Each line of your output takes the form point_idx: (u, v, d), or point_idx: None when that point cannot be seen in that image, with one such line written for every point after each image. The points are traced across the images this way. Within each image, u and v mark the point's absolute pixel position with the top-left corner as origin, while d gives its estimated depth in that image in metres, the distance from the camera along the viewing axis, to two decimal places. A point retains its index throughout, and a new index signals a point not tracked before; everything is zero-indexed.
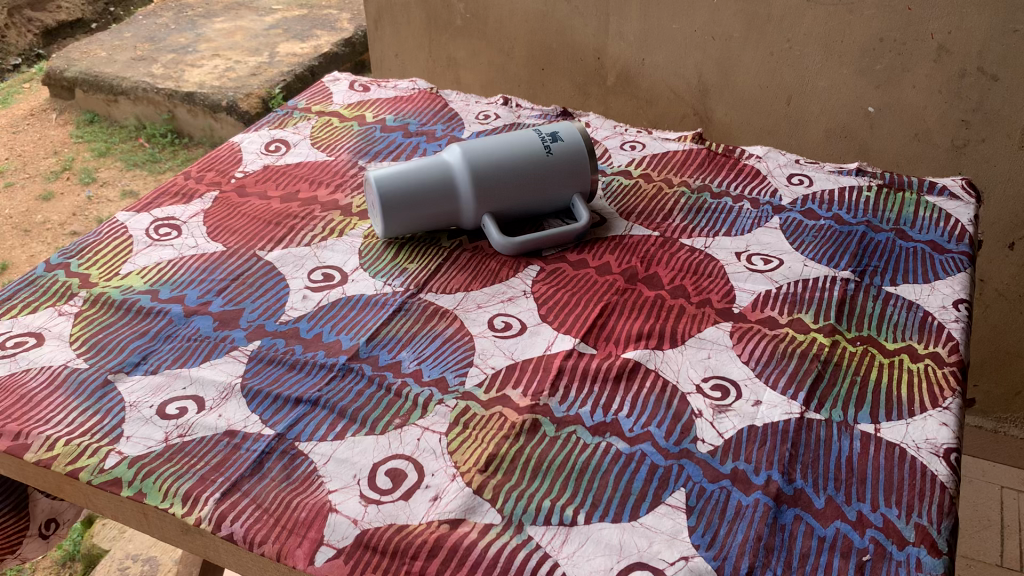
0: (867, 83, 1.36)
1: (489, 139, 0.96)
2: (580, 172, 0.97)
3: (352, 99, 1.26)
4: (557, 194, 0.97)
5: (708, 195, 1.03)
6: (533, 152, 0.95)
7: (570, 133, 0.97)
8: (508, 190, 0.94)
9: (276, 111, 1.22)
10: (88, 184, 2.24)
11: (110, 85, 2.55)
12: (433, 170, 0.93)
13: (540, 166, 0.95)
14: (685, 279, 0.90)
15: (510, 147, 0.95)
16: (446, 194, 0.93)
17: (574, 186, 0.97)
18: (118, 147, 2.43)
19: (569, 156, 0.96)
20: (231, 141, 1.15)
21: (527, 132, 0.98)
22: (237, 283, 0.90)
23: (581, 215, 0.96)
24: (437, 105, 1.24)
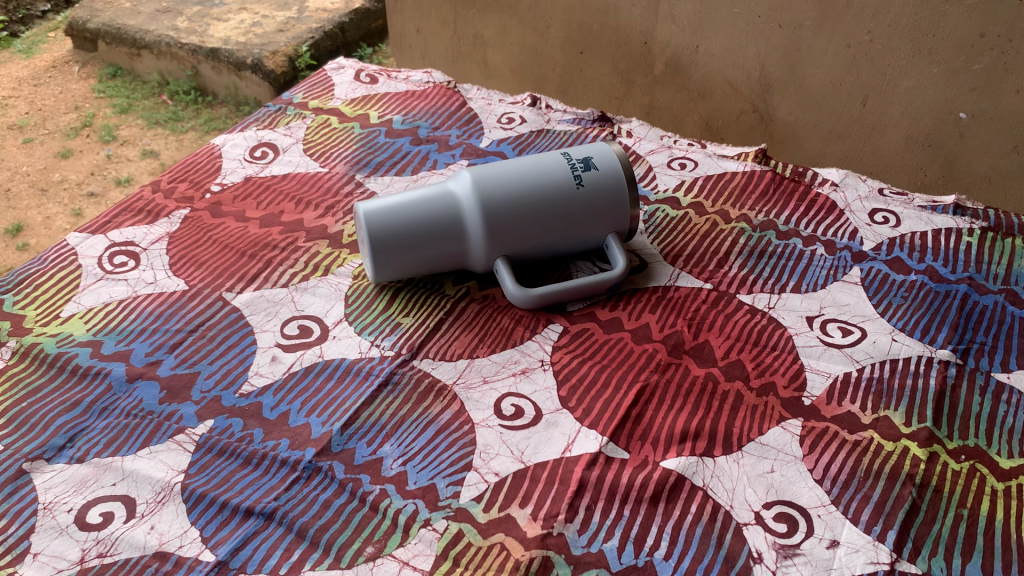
0: (960, 85, 1.15)
1: (508, 166, 0.79)
2: (618, 207, 0.79)
3: (355, 93, 1.09)
4: (588, 234, 0.80)
5: (773, 235, 0.85)
6: (559, 183, 0.78)
7: (607, 160, 0.79)
8: (527, 230, 0.77)
9: (268, 105, 1.06)
10: (109, 142, 1.79)
11: (131, 38, 2.01)
12: (435, 204, 0.77)
13: (567, 201, 0.77)
14: (743, 353, 0.72)
15: (530, 176, 0.78)
16: (451, 233, 0.77)
17: (610, 223, 0.80)
18: (139, 104, 1.93)
19: (604, 189, 0.78)
20: (211, 144, 0.99)
21: (554, 156, 0.80)
22: (194, 337, 0.75)
23: (617, 261, 0.79)
24: (454, 102, 1.06)
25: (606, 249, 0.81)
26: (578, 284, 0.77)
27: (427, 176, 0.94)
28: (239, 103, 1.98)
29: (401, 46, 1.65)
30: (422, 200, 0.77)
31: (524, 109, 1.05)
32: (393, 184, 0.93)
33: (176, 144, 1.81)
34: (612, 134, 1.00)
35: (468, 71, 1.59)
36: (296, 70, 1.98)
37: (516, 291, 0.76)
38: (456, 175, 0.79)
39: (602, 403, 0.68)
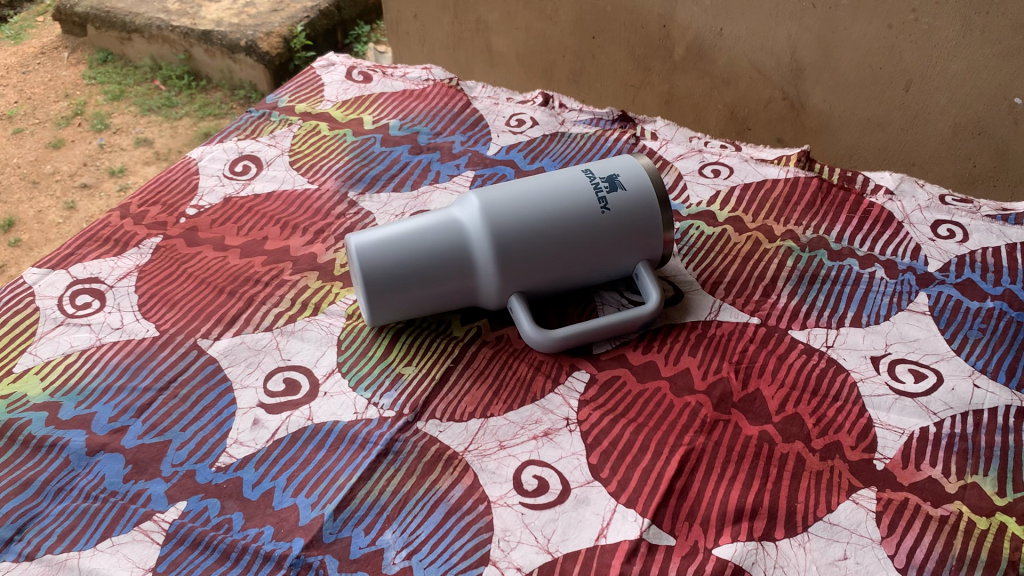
0: (1017, 68, 1.03)
1: (521, 187, 0.68)
2: (649, 232, 0.69)
3: (347, 94, 0.98)
4: (614, 262, 0.69)
5: (824, 255, 0.75)
6: (581, 207, 0.67)
7: (636, 179, 0.68)
8: (546, 263, 0.67)
9: (250, 111, 0.95)
10: (102, 131, 1.65)
11: (121, 22, 1.86)
12: (438, 235, 0.66)
13: (591, 227, 0.67)
14: (801, 406, 0.62)
15: (547, 200, 0.67)
16: (458, 268, 0.67)
17: (640, 250, 0.69)
18: (132, 90, 1.79)
19: (632, 212, 0.68)
20: (186, 158, 0.89)
21: (574, 174, 0.69)
22: (165, 397, 0.65)
23: (650, 295, 0.68)
24: (457, 102, 0.95)
25: (637, 278, 0.70)
26: (606, 324, 0.66)
27: (428, 192, 0.83)
28: (234, 87, 1.85)
29: (399, 32, 1.54)
30: (423, 231, 0.67)
31: (535, 109, 0.94)
32: (391, 202, 0.83)
33: (171, 132, 1.67)
34: (635, 137, 0.89)
35: (471, 58, 1.48)
36: (292, 51, 1.84)
37: (534, 333, 0.66)
38: (462, 198, 0.69)
39: (640, 473, 0.58)
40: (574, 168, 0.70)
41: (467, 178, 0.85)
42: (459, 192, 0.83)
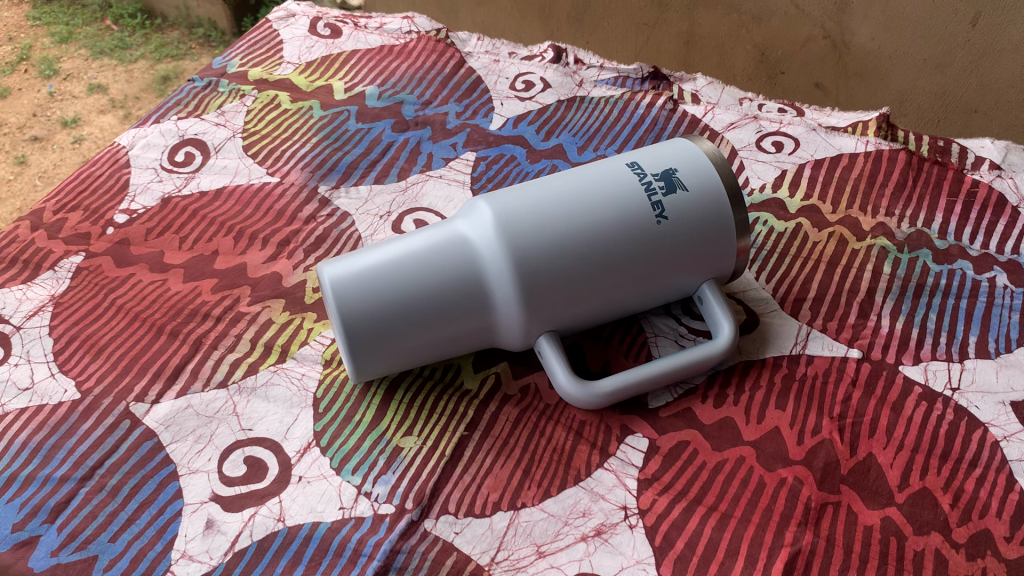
0: None
1: (547, 191, 0.51)
2: (717, 245, 0.52)
3: (312, 54, 0.80)
4: (671, 284, 0.53)
5: (928, 256, 0.59)
6: (629, 218, 0.50)
7: (700, 175, 0.51)
8: (585, 293, 0.50)
9: (193, 80, 0.77)
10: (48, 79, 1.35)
11: None
12: (439, 263, 0.50)
13: (643, 244, 0.50)
14: (929, 479, 0.47)
15: (584, 209, 0.50)
16: (467, 305, 0.50)
17: (704, 266, 0.53)
18: (82, 30, 1.45)
19: (697, 221, 0.51)
20: (114, 146, 0.71)
21: (616, 169, 0.52)
22: (88, 490, 0.49)
23: (720, 327, 0.52)
24: (447, 61, 0.77)
25: (701, 302, 0.54)
26: (665, 372, 0.50)
27: (419, 182, 0.66)
28: (192, 26, 1.51)
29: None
30: (419, 256, 0.50)
31: (546, 66, 0.76)
32: (373, 198, 0.65)
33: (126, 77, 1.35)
34: (672, 101, 0.72)
35: None
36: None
37: (572, 388, 0.50)
38: (470, 206, 0.52)
39: None
40: (615, 160, 0.53)
41: (467, 162, 0.68)
42: (458, 181, 0.66)
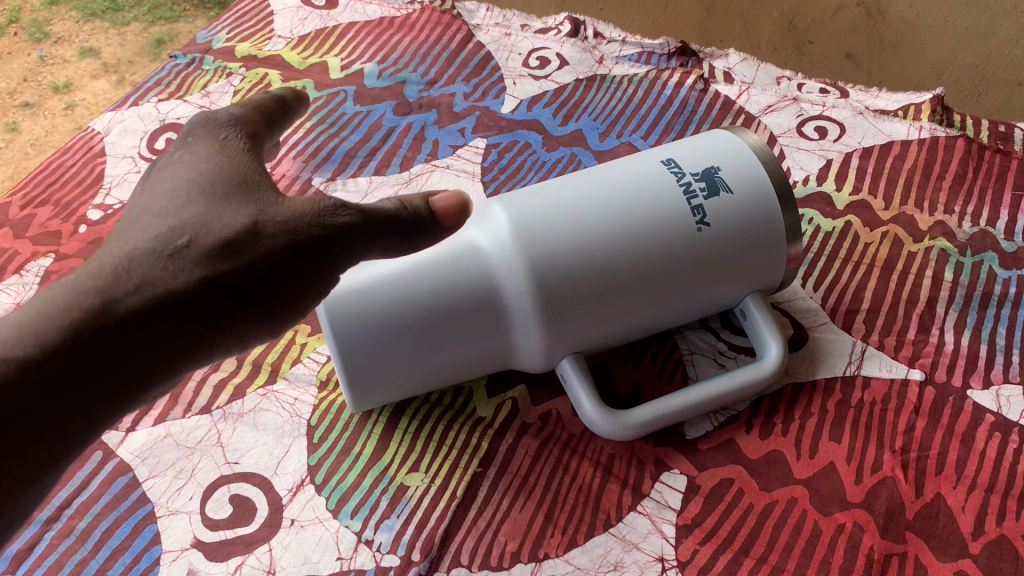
0: None
1: (572, 193, 0.44)
2: (766, 254, 0.45)
3: (304, 28, 0.73)
4: (711, 298, 0.46)
5: (994, 260, 0.53)
6: (665, 226, 0.43)
7: (747, 176, 0.44)
8: (615, 310, 0.44)
9: (175, 56, 0.71)
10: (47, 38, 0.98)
11: None
12: (450, 276, 0.43)
13: (681, 255, 0.43)
14: (1007, 526, 0.41)
15: (615, 216, 0.43)
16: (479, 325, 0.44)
17: (750, 278, 0.46)
18: None
19: (744, 228, 0.44)
20: (88, 133, 0.65)
21: (649, 166, 0.45)
22: (55, 534, 0.44)
23: (768, 350, 0.46)
24: (454, 34, 0.71)
25: (746, 318, 0.48)
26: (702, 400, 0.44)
27: (424, 172, 0.60)
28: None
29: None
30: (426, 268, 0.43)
31: (562, 41, 0.69)
32: (373, 192, 0.59)
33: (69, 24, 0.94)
34: (703, 80, 0.65)
35: None
36: None
37: (598, 417, 0.44)
38: (482, 209, 0.45)
39: None
40: (648, 155, 0.46)
41: (477, 150, 0.61)
42: (467, 171, 0.60)
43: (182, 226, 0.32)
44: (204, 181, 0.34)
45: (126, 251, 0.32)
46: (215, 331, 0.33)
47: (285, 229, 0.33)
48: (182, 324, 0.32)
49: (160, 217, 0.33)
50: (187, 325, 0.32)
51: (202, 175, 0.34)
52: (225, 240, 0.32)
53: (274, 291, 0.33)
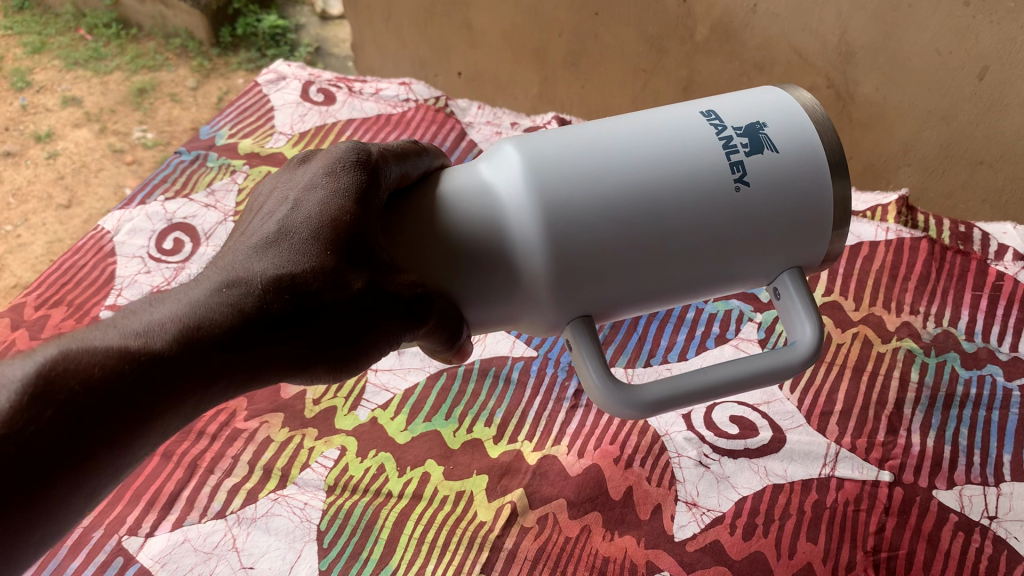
0: None
1: (592, 130, 0.37)
2: (810, 225, 0.38)
3: (304, 124, 0.76)
4: (750, 274, 0.39)
5: (956, 360, 0.57)
6: (699, 173, 0.36)
7: (787, 134, 0.37)
8: (634, 275, 0.36)
9: (180, 153, 0.74)
10: (25, 90, 1.23)
11: None
12: (446, 214, 0.36)
13: (714, 208, 0.36)
14: None
15: (640, 155, 0.36)
16: (485, 282, 0.36)
17: (794, 254, 0.39)
18: (56, 41, 1.32)
19: (791, 190, 0.37)
20: (99, 232, 0.67)
21: (687, 111, 0.38)
22: None
23: (799, 332, 0.40)
24: (447, 132, 0.74)
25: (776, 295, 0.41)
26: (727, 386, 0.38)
27: None
28: (168, 37, 1.42)
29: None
30: (422, 204, 0.37)
31: None
32: None
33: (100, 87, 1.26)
34: None
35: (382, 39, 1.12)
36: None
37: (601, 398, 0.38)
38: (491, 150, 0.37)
39: None
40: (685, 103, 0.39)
41: None
42: None
43: (323, 260, 0.32)
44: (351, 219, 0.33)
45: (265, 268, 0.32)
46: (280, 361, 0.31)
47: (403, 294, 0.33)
48: (295, 344, 0.31)
49: (301, 241, 0.32)
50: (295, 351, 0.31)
51: (347, 209, 0.33)
52: (360, 292, 0.32)
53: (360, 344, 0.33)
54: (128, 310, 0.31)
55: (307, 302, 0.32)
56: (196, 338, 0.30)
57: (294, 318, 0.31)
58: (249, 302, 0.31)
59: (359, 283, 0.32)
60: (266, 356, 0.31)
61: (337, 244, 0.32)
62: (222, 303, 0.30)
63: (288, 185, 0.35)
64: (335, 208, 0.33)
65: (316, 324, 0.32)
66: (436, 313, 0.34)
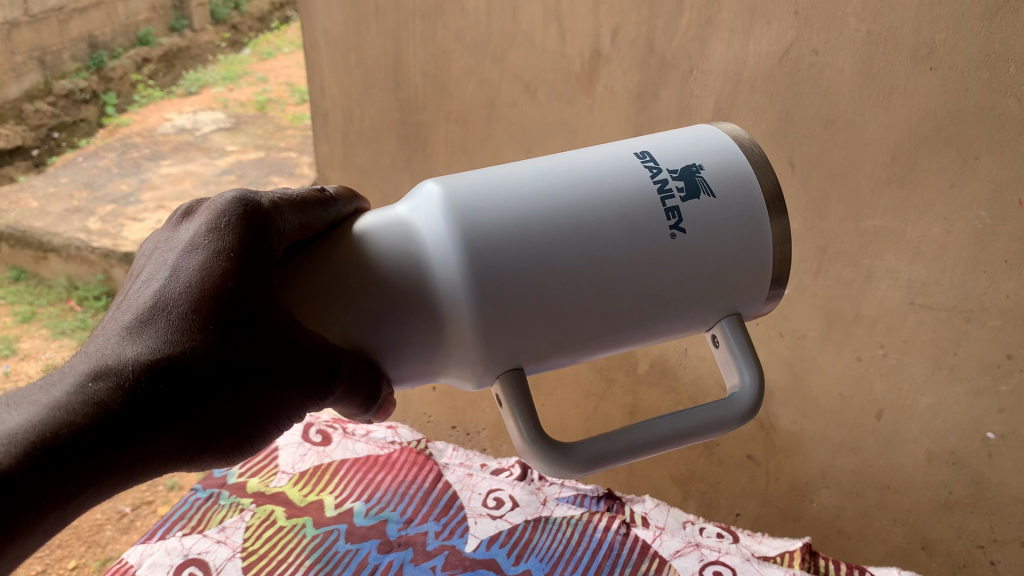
0: (986, 404, 1.04)
1: (518, 179, 0.62)
2: (754, 246, 0.65)
3: (303, 463, 1.07)
4: (702, 309, 0.66)
5: None
6: (624, 211, 0.62)
7: (717, 175, 0.65)
8: (557, 294, 0.61)
9: (197, 490, 1.01)
10: (7, 357, 1.80)
11: (41, 242, 2.31)
12: (396, 260, 0.61)
13: (641, 239, 0.62)
14: None
15: (564, 198, 0.62)
16: (430, 313, 0.61)
17: (744, 296, 0.67)
18: (46, 313, 2.03)
19: (727, 219, 0.64)
20: (126, 563, 0.89)
21: (605, 161, 0.64)
22: None
23: (742, 378, 0.70)
24: (427, 475, 1.05)
25: (718, 343, 0.71)
26: (673, 425, 0.68)
27: None
28: None
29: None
30: (373, 254, 0.61)
31: (512, 483, 1.04)
32: None
33: None
34: (625, 525, 0.95)
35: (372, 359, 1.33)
36: None
37: (549, 438, 0.65)
38: (422, 205, 0.62)
39: None
40: (624, 153, 0.65)
41: None
42: None
43: (197, 331, 0.54)
44: (213, 293, 0.55)
45: (158, 342, 0.53)
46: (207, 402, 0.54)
47: (278, 359, 0.56)
48: (193, 400, 0.54)
49: (182, 314, 0.54)
50: (196, 394, 0.54)
51: (212, 282, 0.55)
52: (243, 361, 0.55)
53: (251, 392, 0.55)
54: (34, 397, 0.53)
55: (189, 364, 0.53)
56: (92, 410, 0.51)
57: (174, 382, 0.53)
58: (128, 377, 0.52)
59: (227, 347, 0.54)
60: (172, 416, 0.53)
61: (198, 317, 0.54)
62: (119, 372, 0.52)
63: (172, 251, 0.57)
64: (193, 288, 0.54)
65: (199, 381, 0.54)
66: (342, 368, 0.58)
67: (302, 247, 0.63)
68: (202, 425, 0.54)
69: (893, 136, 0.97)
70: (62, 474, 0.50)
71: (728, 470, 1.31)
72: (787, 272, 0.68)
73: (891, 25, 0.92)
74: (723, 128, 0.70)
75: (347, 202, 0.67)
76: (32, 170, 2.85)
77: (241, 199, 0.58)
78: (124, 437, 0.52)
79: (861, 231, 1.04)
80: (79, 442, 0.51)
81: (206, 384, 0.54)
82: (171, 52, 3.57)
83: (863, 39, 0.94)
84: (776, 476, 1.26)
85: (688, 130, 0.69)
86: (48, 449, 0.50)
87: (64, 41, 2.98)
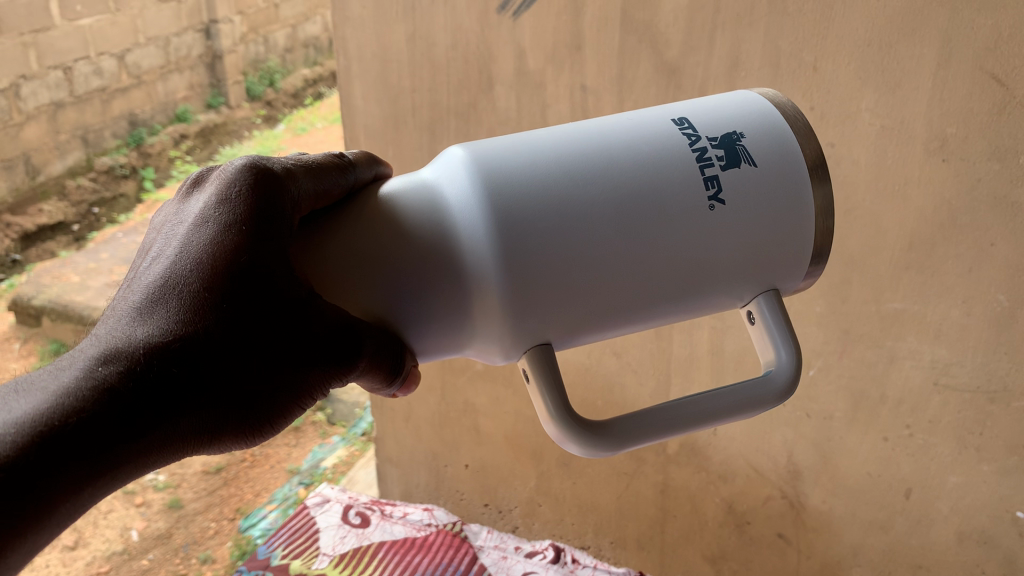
0: (1015, 484, 1.05)
1: (548, 148, 0.64)
2: (797, 216, 0.66)
3: (343, 545, 1.19)
4: (739, 283, 0.67)
5: None
6: (655, 181, 0.63)
7: (759, 144, 0.66)
8: (582, 266, 0.62)
9: (243, 569, 1.16)
10: None
11: (81, 316, 2.34)
12: (422, 231, 0.63)
13: (674, 207, 0.63)
14: None
15: (593, 163, 0.63)
16: (456, 285, 0.62)
17: (782, 272, 0.69)
18: None
19: (770, 188, 0.65)
20: None
21: (635, 127, 0.66)
22: None
23: (779, 356, 0.71)
24: (464, 556, 1.18)
25: (753, 320, 0.72)
26: (705, 403, 0.69)
27: None
28: None
29: (447, 368, 1.46)
30: (401, 226, 0.63)
31: (547, 565, 1.18)
32: None
33: None
34: None
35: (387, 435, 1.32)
36: None
37: (577, 415, 0.67)
38: (448, 176, 0.64)
39: None
40: (660, 120, 0.66)
41: None
42: None
43: (208, 312, 0.54)
44: (224, 269, 0.55)
45: (169, 325, 0.54)
46: (225, 381, 0.55)
47: (299, 336, 0.57)
48: (209, 382, 0.55)
49: (193, 294, 0.54)
50: (212, 376, 0.55)
51: (222, 260, 0.55)
52: (259, 340, 0.56)
53: (268, 370, 0.56)
54: (43, 382, 0.53)
55: (202, 346, 0.54)
56: (102, 396, 0.52)
57: (187, 363, 0.54)
58: (139, 360, 0.53)
59: (243, 323, 0.55)
60: (188, 399, 0.54)
61: (209, 296, 0.55)
62: (129, 356, 0.53)
63: (181, 226, 0.58)
64: (202, 264, 0.55)
65: (213, 361, 0.55)
66: (367, 341, 0.60)
67: (323, 214, 0.65)
68: (219, 405, 0.55)
69: (911, 225, 1.00)
70: (73, 466, 0.51)
71: (760, 550, 1.31)
72: (828, 245, 0.69)
73: (904, 120, 0.96)
74: (761, 94, 0.71)
75: (367, 167, 0.69)
76: (74, 244, 2.93)
77: (250, 167, 0.58)
78: (137, 423, 0.53)
79: (883, 315, 1.07)
80: (92, 429, 0.52)
81: (222, 365, 0.55)
82: (206, 129, 3.69)
83: (877, 132, 0.98)
84: (808, 555, 1.27)
85: (732, 98, 0.70)
86: (60, 436, 0.51)
87: (106, 120, 3.24)
